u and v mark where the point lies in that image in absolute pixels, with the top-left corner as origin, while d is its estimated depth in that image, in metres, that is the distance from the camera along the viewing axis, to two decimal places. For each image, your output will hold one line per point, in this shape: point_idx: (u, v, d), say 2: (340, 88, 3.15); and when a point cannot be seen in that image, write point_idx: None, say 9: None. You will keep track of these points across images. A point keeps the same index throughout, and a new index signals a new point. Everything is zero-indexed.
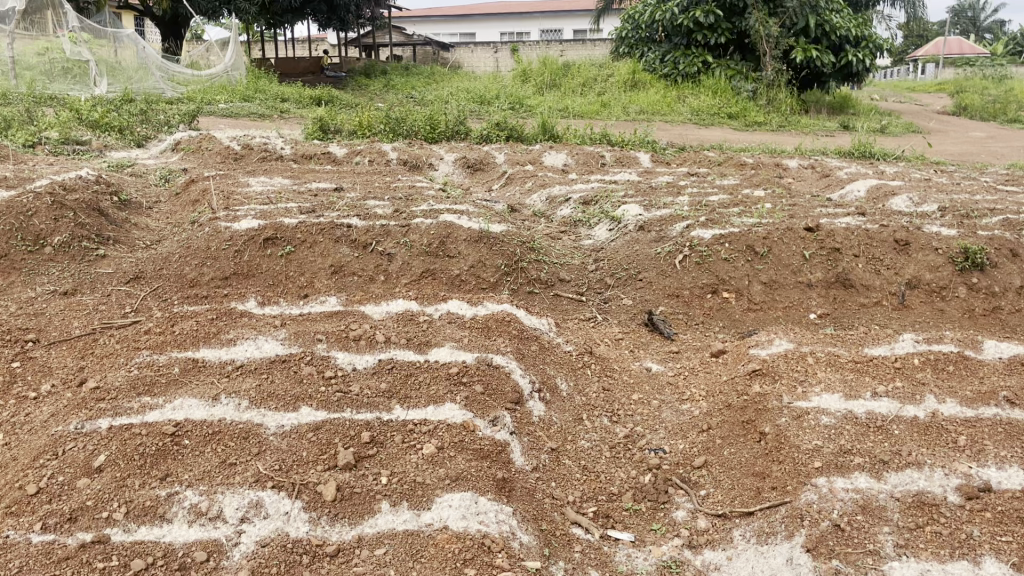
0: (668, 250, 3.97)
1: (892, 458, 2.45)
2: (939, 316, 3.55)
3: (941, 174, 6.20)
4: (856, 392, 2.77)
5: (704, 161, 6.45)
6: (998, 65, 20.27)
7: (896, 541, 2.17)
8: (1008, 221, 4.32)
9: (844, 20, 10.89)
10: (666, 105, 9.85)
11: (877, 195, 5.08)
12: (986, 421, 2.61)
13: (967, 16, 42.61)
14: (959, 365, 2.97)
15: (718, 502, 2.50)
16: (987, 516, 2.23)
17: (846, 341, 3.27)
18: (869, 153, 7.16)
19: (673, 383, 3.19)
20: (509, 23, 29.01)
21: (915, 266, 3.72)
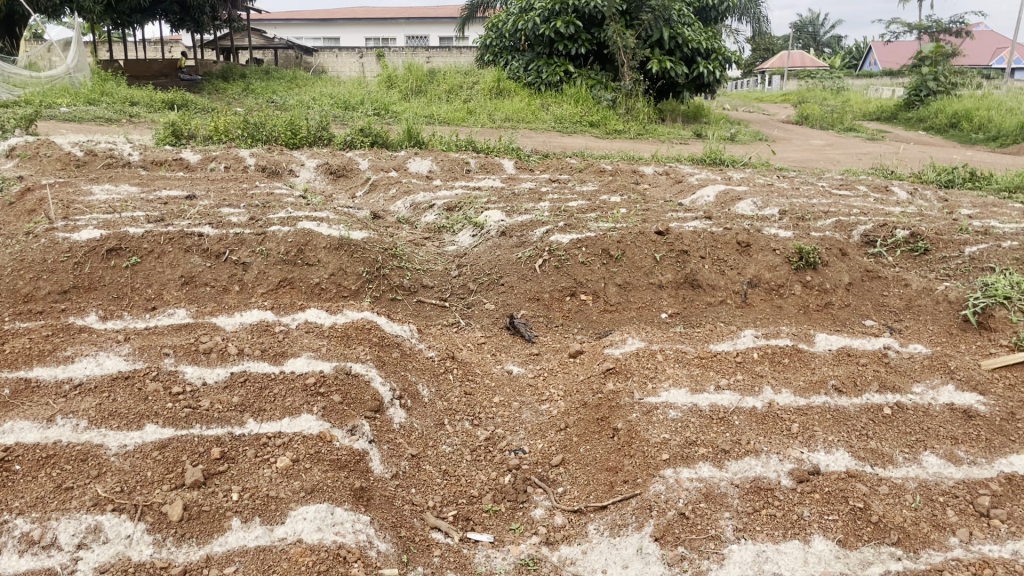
0: (528, 255, 4.05)
1: (732, 448, 2.60)
2: (778, 312, 3.76)
3: (782, 180, 6.61)
4: (701, 386, 2.94)
5: (565, 168, 6.63)
6: (834, 78, 21.80)
7: (735, 525, 2.29)
8: (839, 223, 4.66)
9: (695, 33, 11.41)
10: (531, 112, 10.03)
11: (724, 200, 5.36)
12: (816, 409, 2.81)
13: (808, 32, 45.64)
14: (794, 357, 3.18)
15: (575, 498, 2.58)
16: (817, 496, 2.39)
17: (694, 339, 3.44)
18: (720, 161, 7.55)
19: (533, 384, 3.26)
20: (374, 29, 28.74)
21: (756, 266, 3.94)
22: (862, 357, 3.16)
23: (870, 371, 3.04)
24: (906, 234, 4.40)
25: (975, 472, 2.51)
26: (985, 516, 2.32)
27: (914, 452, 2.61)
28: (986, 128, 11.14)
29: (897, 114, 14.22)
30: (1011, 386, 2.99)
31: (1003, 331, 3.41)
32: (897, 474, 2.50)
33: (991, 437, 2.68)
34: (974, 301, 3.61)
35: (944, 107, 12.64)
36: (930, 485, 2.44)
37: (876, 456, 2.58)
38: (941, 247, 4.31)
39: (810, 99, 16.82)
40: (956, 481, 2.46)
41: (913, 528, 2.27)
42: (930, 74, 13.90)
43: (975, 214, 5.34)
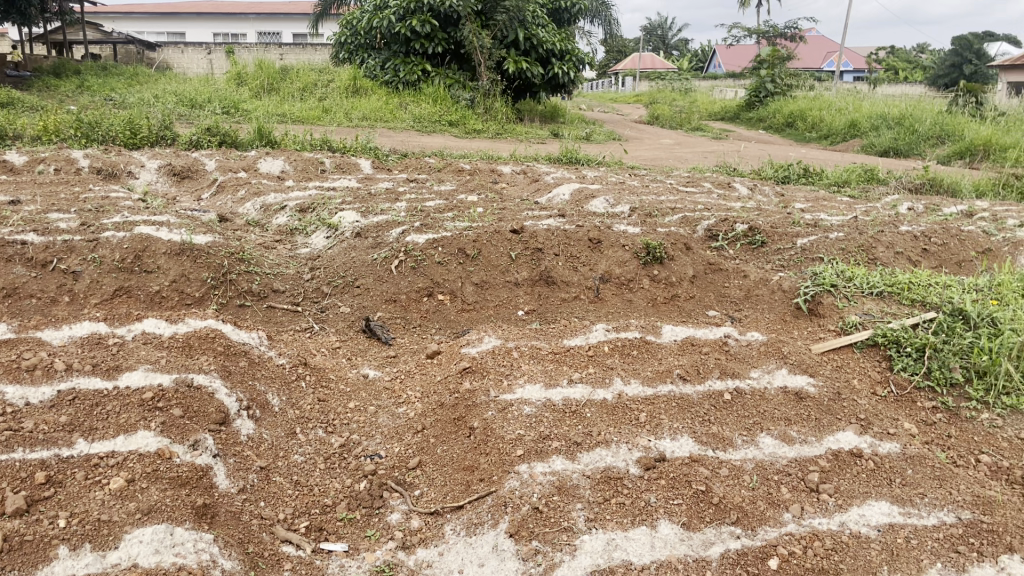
0: (384, 256, 3.99)
1: (584, 440, 2.66)
2: (628, 306, 3.87)
3: (634, 178, 6.84)
4: (555, 380, 3.00)
5: (423, 168, 6.59)
6: (683, 80, 22.81)
7: (586, 516, 2.34)
8: (685, 219, 4.87)
9: (548, 34, 11.63)
10: (389, 111, 9.91)
11: (579, 198, 5.49)
12: (663, 398, 2.92)
13: (657, 34, 47.55)
14: (642, 349, 3.29)
15: (432, 500, 2.56)
16: (662, 482, 2.47)
17: (548, 335, 3.49)
18: (576, 159, 7.73)
19: (390, 388, 3.21)
20: (222, 24, 27.63)
21: (607, 262, 4.06)
22: (704, 346, 3.31)
23: (711, 359, 3.19)
24: (744, 228, 4.64)
25: (806, 450, 2.68)
26: (815, 491, 2.48)
27: (751, 434, 2.75)
28: (818, 127, 11.96)
29: (740, 114, 15.03)
30: (837, 367, 3.21)
31: (830, 317, 3.65)
32: (736, 457, 2.63)
33: (820, 416, 2.87)
34: (805, 289, 3.83)
35: (781, 108, 13.47)
36: (766, 465, 2.58)
37: (717, 440, 2.70)
38: (776, 240, 4.57)
39: (660, 100, 17.53)
40: (789, 460, 2.62)
41: (750, 506, 2.39)
42: (768, 76, 14.77)
43: (807, 208, 5.71)
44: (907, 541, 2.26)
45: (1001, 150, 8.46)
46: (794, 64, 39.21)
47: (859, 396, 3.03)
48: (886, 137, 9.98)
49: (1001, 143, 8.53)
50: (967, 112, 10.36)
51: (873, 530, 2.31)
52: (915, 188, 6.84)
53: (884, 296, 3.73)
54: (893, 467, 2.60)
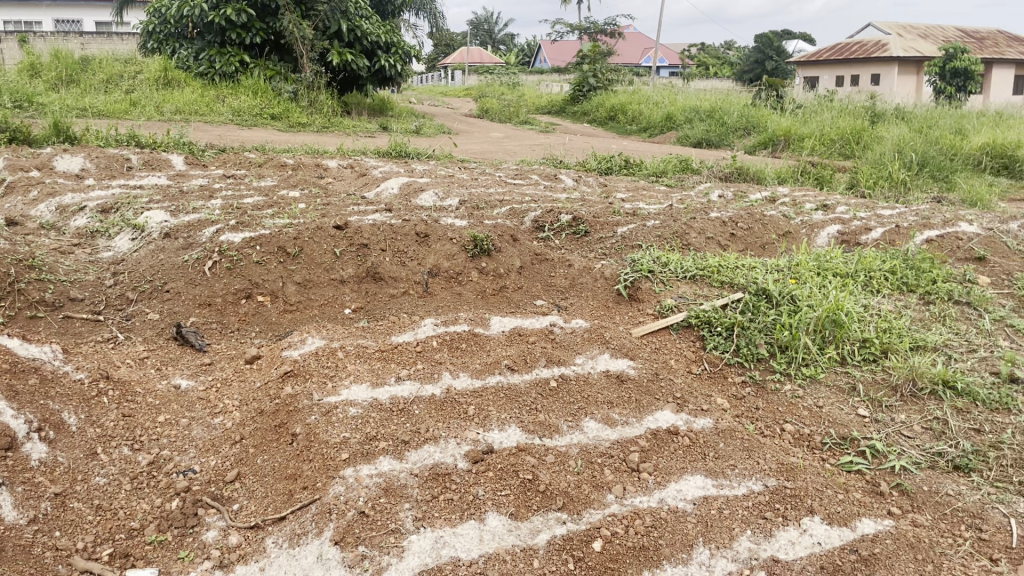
0: (195, 257, 3.75)
1: (412, 438, 2.61)
2: (457, 298, 3.82)
3: (462, 171, 6.84)
4: (381, 379, 2.93)
5: (243, 163, 6.28)
6: (510, 74, 23.16)
7: (414, 515, 2.29)
8: (512, 211, 4.91)
9: (373, 26, 11.43)
10: (204, 104, 9.38)
11: (407, 191, 5.42)
12: (491, 389, 2.92)
13: (484, 29, 48.05)
14: (471, 342, 3.28)
15: (252, 513, 2.40)
16: (490, 474, 2.47)
17: (375, 332, 3.41)
18: (405, 153, 7.64)
19: (204, 398, 3.00)
20: (13, 11, 25.21)
21: (435, 256, 3.99)
22: (531, 335, 3.34)
23: (538, 348, 3.22)
24: (569, 218, 4.75)
25: (628, 431, 2.76)
26: (636, 470, 2.56)
27: (576, 419, 2.81)
28: (638, 120, 12.49)
29: (565, 108, 15.43)
30: (656, 349, 3.33)
31: (649, 301, 3.78)
32: (563, 443, 2.67)
33: (640, 397, 2.97)
34: (625, 276, 3.94)
35: (603, 102, 13.97)
36: (590, 449, 2.64)
37: (543, 428, 2.73)
38: (599, 229, 4.70)
39: (489, 94, 17.71)
40: (611, 442, 2.69)
41: (575, 491, 2.43)
42: (590, 71, 15.25)
43: (628, 198, 5.92)
44: (720, 511, 2.37)
45: (799, 140, 9.15)
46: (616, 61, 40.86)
47: (676, 375, 3.16)
48: (699, 129, 10.56)
49: (799, 133, 9.22)
50: (769, 105, 11.15)
51: (689, 503, 2.41)
52: (725, 176, 7.27)
53: (696, 279, 3.92)
54: (707, 441, 2.73)
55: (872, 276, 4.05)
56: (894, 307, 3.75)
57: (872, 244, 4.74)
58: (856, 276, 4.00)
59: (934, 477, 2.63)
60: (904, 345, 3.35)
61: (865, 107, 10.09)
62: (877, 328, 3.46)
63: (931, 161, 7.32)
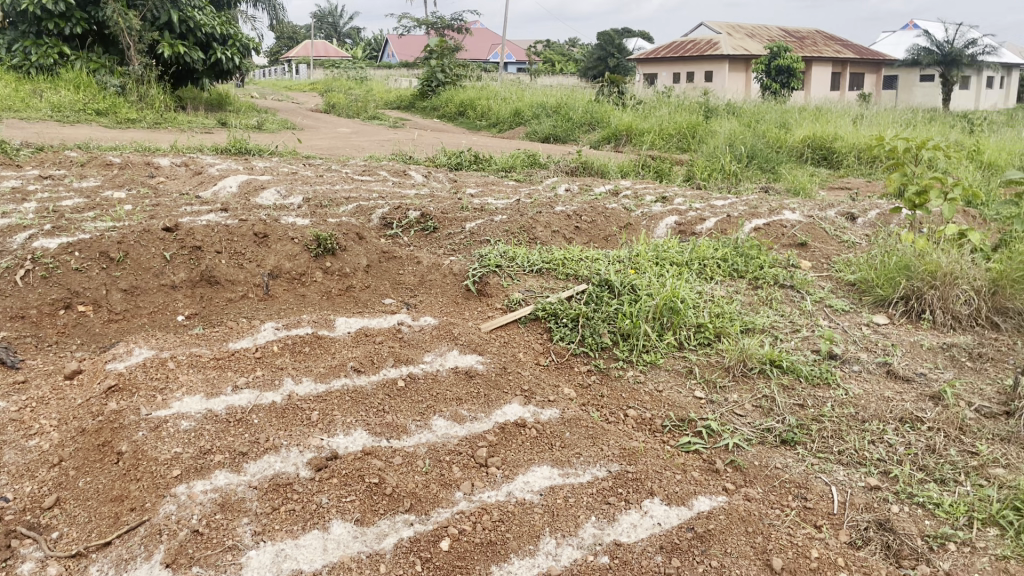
0: (5, 266, 3.43)
1: (250, 449, 2.50)
2: (300, 300, 3.68)
3: (307, 167, 6.64)
4: (217, 389, 2.78)
5: (63, 163, 5.82)
6: (357, 69, 22.77)
7: (253, 530, 2.19)
8: (358, 208, 4.80)
9: (206, 17, 10.89)
10: (18, 100, 8.62)
11: (247, 190, 5.20)
12: (335, 393, 2.84)
13: (329, 22, 47.01)
14: (314, 345, 3.18)
15: (74, 540, 2.20)
16: (334, 480, 2.39)
17: (211, 339, 3.23)
18: (245, 150, 7.32)
19: (18, 418, 2.72)
20: None
21: (275, 257, 3.83)
22: (377, 335, 3.27)
23: (384, 348, 3.16)
24: (416, 215, 4.70)
25: (476, 427, 2.75)
26: (484, 465, 2.56)
27: (424, 418, 2.77)
28: (487, 115, 12.58)
29: (414, 103, 15.29)
30: (505, 343, 3.34)
31: (497, 296, 3.78)
32: (410, 443, 2.63)
33: (488, 392, 2.97)
34: (473, 272, 3.92)
35: (452, 97, 13.98)
36: (438, 447, 2.61)
37: (391, 429, 2.68)
38: (447, 225, 4.67)
39: (336, 88, 17.33)
40: (460, 439, 2.67)
41: (423, 491, 2.40)
42: (438, 67, 15.21)
43: (477, 192, 5.93)
44: (566, 500, 2.41)
45: (640, 134, 9.49)
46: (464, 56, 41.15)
47: (524, 367, 3.18)
48: (546, 124, 10.75)
49: (640, 128, 9.55)
50: (612, 101, 11.51)
51: (535, 495, 2.43)
52: (571, 171, 7.42)
53: (543, 272, 3.97)
54: (553, 431, 2.77)
55: (706, 264, 4.25)
56: (726, 293, 3.95)
57: (706, 233, 4.97)
58: (691, 264, 4.19)
59: (764, 451, 2.78)
60: (735, 328, 3.54)
61: (699, 103, 10.60)
62: (712, 313, 3.63)
63: (760, 153, 7.78)
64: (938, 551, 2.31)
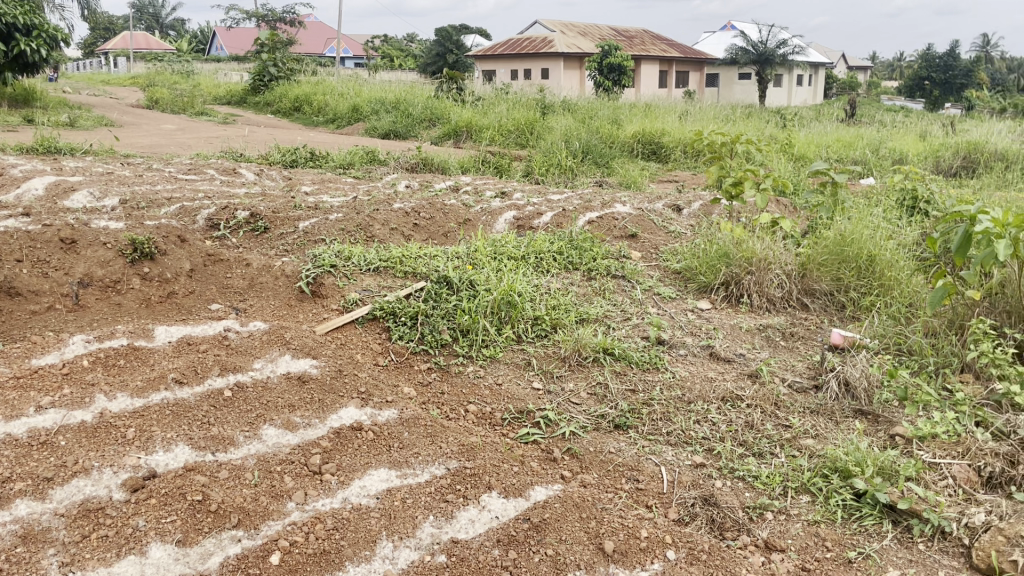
0: None
1: (57, 473, 2.30)
2: (116, 309, 3.42)
3: (126, 167, 6.22)
4: (17, 411, 2.54)
5: None
6: (183, 63, 21.60)
7: (60, 560, 2.02)
8: (182, 209, 4.54)
9: (6, 5, 9.97)
10: None
11: (55, 192, 4.79)
12: (154, 407, 2.67)
13: (152, 13, 44.34)
14: (131, 357, 2.97)
15: None
16: (152, 502, 2.24)
17: (10, 356, 2.94)
18: (54, 149, 6.76)
19: None
20: None
21: (85, 264, 3.55)
22: (201, 344, 3.09)
23: (209, 357, 3.00)
24: (245, 215, 4.51)
25: (309, 434, 2.66)
26: (318, 473, 2.48)
27: (253, 428, 2.65)
28: (324, 111, 12.25)
29: (246, 99, 14.67)
30: (340, 345, 3.24)
31: (333, 296, 3.63)
32: (237, 456, 2.51)
33: (322, 397, 2.87)
34: (307, 273, 3.76)
35: (286, 92, 13.52)
36: (268, 457, 2.51)
37: (216, 442, 2.55)
38: (279, 225, 4.50)
39: (159, 82, 16.36)
40: (291, 447, 2.58)
41: (252, 505, 2.29)
42: (270, 60, 14.67)
43: (312, 190, 5.76)
44: (403, 501, 2.38)
45: (480, 131, 9.55)
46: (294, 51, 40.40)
47: (361, 369, 3.10)
48: (385, 120, 10.59)
49: (479, 125, 9.61)
50: (451, 97, 11.51)
51: (372, 499, 2.38)
52: (410, 167, 7.36)
53: (380, 270, 3.88)
54: (391, 432, 2.72)
55: (542, 258, 4.32)
56: (562, 285, 4.03)
57: (542, 227, 5.05)
58: (528, 258, 4.25)
59: (599, 438, 2.86)
60: (570, 319, 3.61)
61: (536, 99, 10.80)
62: (548, 305, 3.70)
63: (594, 149, 8.02)
64: (757, 520, 2.45)
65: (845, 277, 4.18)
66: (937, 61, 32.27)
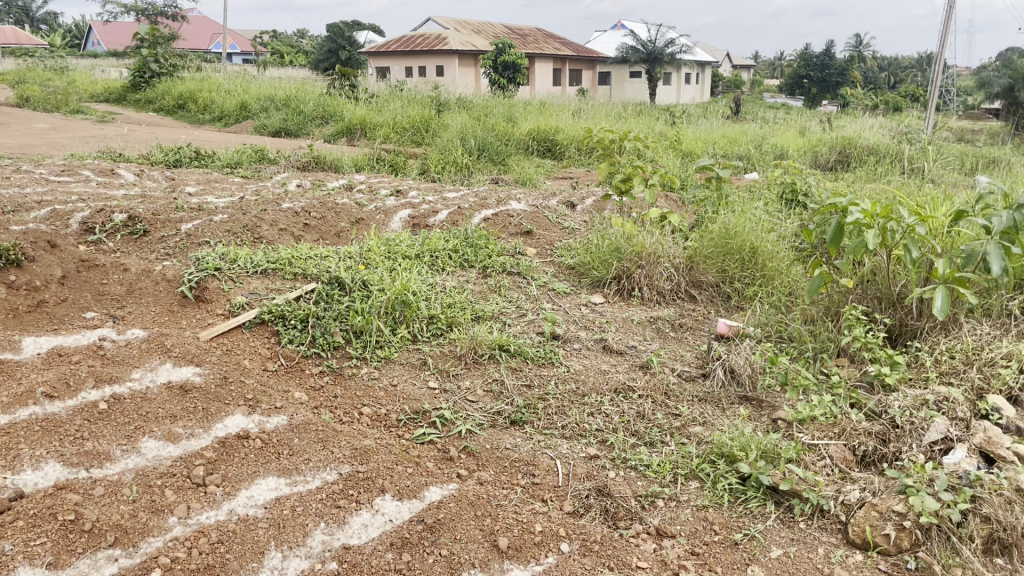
0: None
1: None
2: None
3: None
4: None
5: None
6: (56, 58, 20.45)
7: None
8: (53, 212, 4.30)
9: None
10: None
11: None
12: (21, 424, 2.51)
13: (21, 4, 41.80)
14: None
15: None
16: (18, 524, 2.10)
17: None
18: None
19: None
20: None
21: None
22: (74, 355, 2.93)
23: (83, 368, 2.84)
24: (123, 218, 4.30)
25: (192, 445, 2.56)
26: (202, 485, 2.39)
27: (132, 441, 2.53)
28: (210, 109, 11.83)
29: (125, 96, 14.02)
30: (226, 351, 3.12)
31: (218, 301, 3.49)
32: (113, 471, 2.39)
33: (206, 405, 2.76)
34: (189, 276, 3.61)
35: (169, 90, 12.99)
36: (148, 471, 2.40)
37: (91, 458, 2.42)
38: (159, 228, 4.31)
39: (28, 78, 15.44)
40: (173, 460, 2.47)
41: (131, 521, 2.18)
42: (151, 56, 14.07)
43: (197, 191, 5.54)
44: (293, 510, 2.31)
45: (374, 128, 9.41)
46: (178, 44, 39.96)
47: (248, 375, 3.00)
48: (276, 117, 10.31)
49: (373, 122, 9.46)
50: (344, 94, 11.31)
51: (259, 509, 2.31)
52: (302, 166, 7.19)
53: (268, 273, 3.77)
54: (280, 440, 2.64)
55: (437, 256, 4.29)
56: (457, 283, 4.01)
57: (438, 225, 5.01)
58: (422, 257, 4.21)
59: (495, 434, 2.86)
60: (465, 317, 3.60)
61: (430, 96, 10.74)
62: (443, 303, 3.67)
63: (489, 146, 8.03)
64: (649, 508, 2.50)
65: (730, 269, 4.32)
66: (815, 60, 33.85)
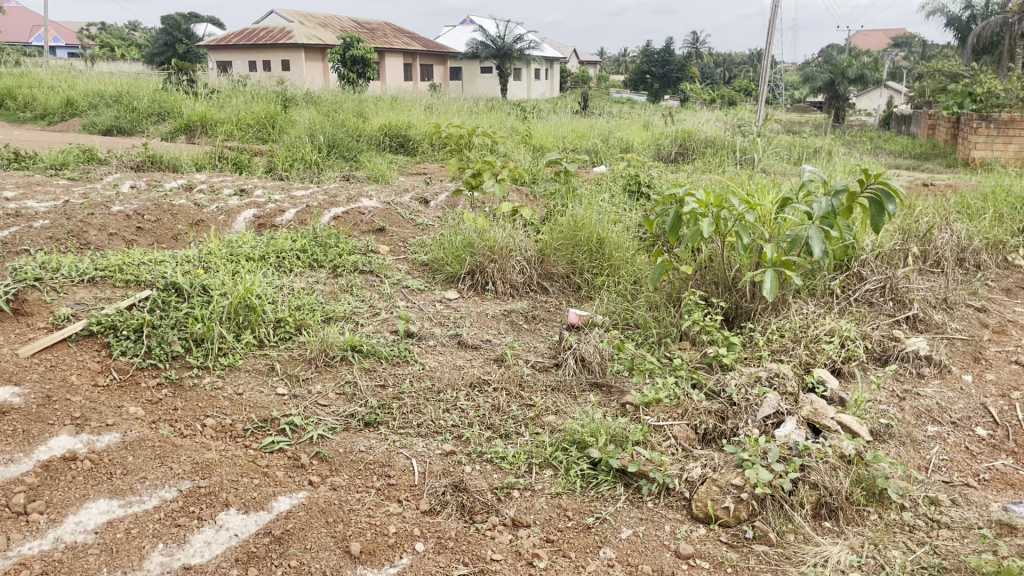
0: None
1: None
2: None
3: None
4: None
5: None
6: None
7: None
8: None
9: None
10: None
11: None
12: None
13: None
14: None
15: None
16: None
17: None
18: None
19: None
20: None
21: None
22: None
23: None
24: None
25: (11, 472, 2.36)
26: (23, 514, 2.21)
27: None
28: (31, 107, 10.95)
29: None
30: (50, 367, 2.89)
31: (39, 314, 3.22)
32: None
33: (27, 428, 2.56)
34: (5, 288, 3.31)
35: None
36: None
37: None
38: None
39: None
40: None
41: None
42: None
43: (14, 195, 5.10)
44: (127, 532, 2.18)
45: (215, 125, 8.99)
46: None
47: (75, 392, 2.79)
48: (106, 115, 9.66)
49: (215, 119, 9.03)
50: (182, 89, 10.75)
51: (90, 534, 2.16)
52: (136, 166, 6.77)
53: (96, 281, 3.52)
54: (112, 459, 2.48)
55: (283, 257, 4.15)
56: (306, 284, 3.90)
57: (285, 225, 4.84)
58: (268, 258, 4.06)
59: (348, 438, 2.80)
60: (315, 319, 3.50)
61: (276, 92, 10.40)
62: (290, 306, 3.56)
63: (339, 143, 7.85)
64: (505, 500, 2.52)
65: (579, 260, 4.42)
66: (656, 56, 35.30)
